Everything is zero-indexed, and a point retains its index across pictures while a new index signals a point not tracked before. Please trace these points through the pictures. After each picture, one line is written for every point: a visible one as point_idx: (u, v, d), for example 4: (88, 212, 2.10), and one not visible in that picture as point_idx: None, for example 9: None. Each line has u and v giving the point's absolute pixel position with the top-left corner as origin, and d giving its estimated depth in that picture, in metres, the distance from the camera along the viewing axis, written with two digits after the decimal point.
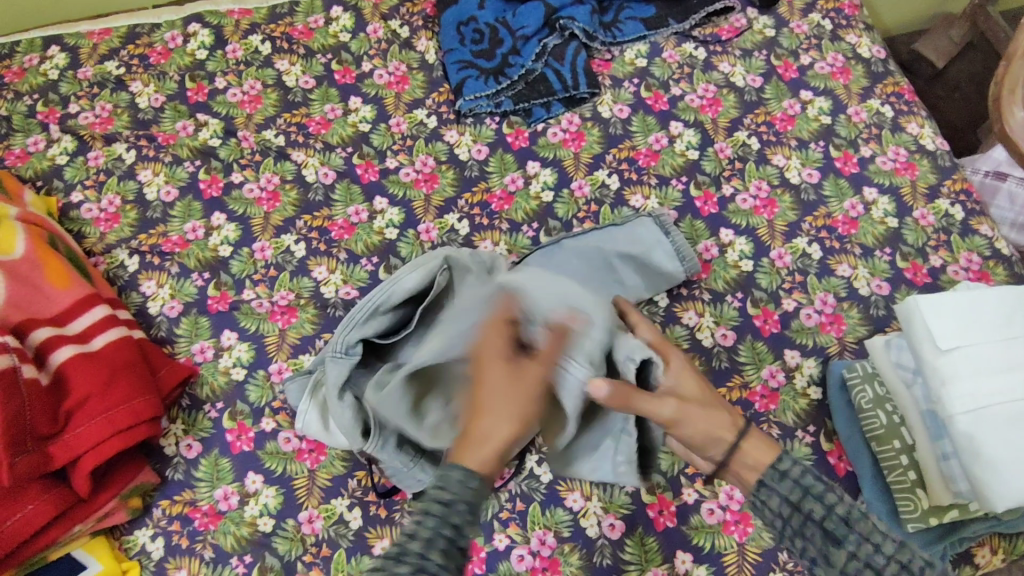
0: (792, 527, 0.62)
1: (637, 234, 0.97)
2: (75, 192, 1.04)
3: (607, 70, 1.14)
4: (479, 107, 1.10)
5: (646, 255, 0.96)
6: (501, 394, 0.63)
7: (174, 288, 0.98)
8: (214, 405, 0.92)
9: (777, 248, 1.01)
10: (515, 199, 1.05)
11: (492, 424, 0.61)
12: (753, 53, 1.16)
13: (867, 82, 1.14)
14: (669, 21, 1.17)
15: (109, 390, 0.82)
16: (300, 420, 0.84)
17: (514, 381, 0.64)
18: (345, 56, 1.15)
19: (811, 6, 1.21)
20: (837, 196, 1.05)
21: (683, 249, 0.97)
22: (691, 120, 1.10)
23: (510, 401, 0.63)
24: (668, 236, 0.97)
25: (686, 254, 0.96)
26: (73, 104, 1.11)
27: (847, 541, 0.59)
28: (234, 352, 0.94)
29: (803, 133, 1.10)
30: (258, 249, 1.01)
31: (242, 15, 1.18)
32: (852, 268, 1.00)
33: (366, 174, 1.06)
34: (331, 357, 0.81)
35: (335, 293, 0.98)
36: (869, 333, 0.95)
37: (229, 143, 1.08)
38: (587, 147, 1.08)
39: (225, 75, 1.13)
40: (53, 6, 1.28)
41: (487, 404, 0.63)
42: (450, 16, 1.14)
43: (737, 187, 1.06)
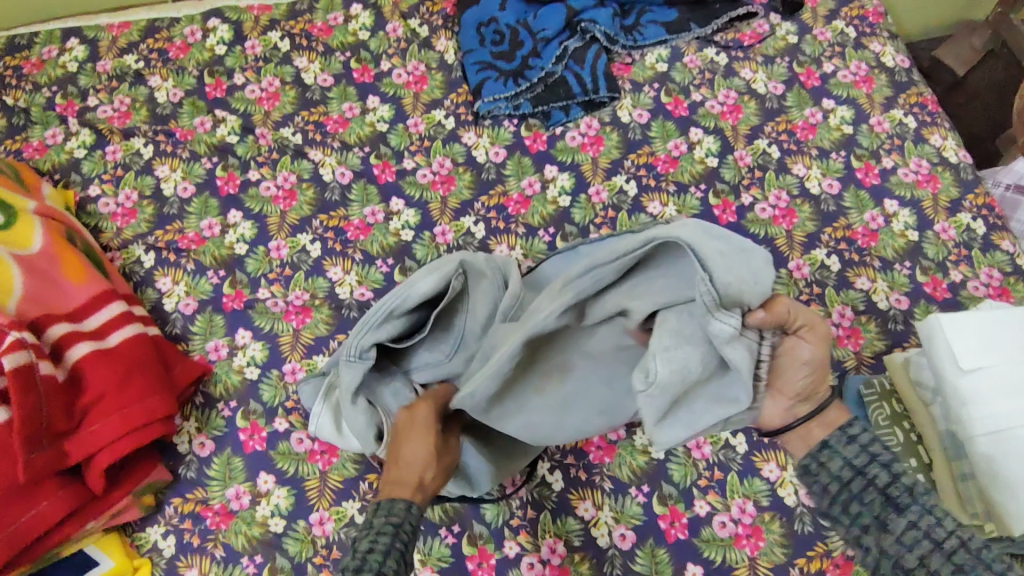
0: (840, 501, 0.60)
1: None
2: (93, 186, 1.05)
3: (628, 74, 1.13)
4: (497, 109, 1.09)
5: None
6: (420, 435, 0.69)
7: (190, 286, 0.98)
8: (227, 404, 0.91)
9: (795, 259, 1.00)
10: (532, 203, 1.04)
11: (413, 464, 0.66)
12: (775, 60, 1.15)
13: (890, 92, 1.13)
14: (691, 25, 1.15)
15: (124, 389, 0.82)
16: (312, 423, 0.83)
17: (427, 429, 0.70)
18: (364, 55, 1.14)
19: (835, 13, 1.19)
20: (857, 207, 1.04)
21: None
22: (711, 127, 1.09)
23: (427, 445, 0.68)
24: None
25: None
26: (92, 97, 1.11)
27: (909, 511, 0.55)
28: (248, 351, 0.94)
29: (823, 142, 1.08)
30: (274, 248, 1.01)
31: (262, 11, 1.18)
32: (871, 281, 0.99)
33: (383, 175, 1.06)
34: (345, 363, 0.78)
35: (350, 293, 0.98)
36: (887, 347, 0.94)
37: (247, 140, 1.08)
38: (605, 152, 1.07)
39: (244, 71, 1.13)
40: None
41: (400, 450, 0.68)
42: (470, 16, 1.13)
43: (756, 196, 1.05)
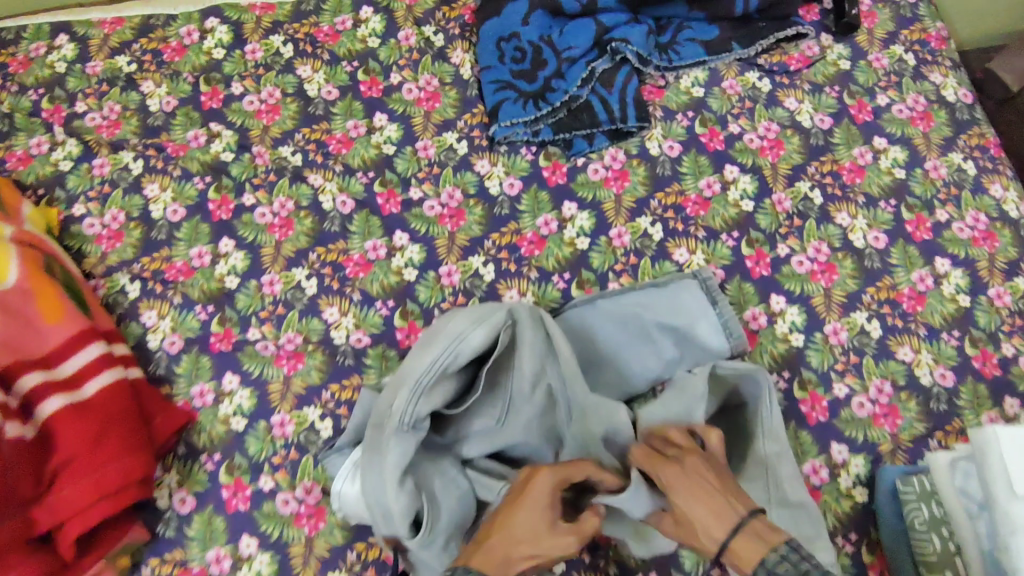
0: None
1: (682, 303, 0.88)
2: (78, 204, 0.97)
3: (660, 99, 1.03)
4: (514, 135, 0.99)
5: (688, 332, 0.87)
6: (536, 507, 0.65)
7: (176, 321, 0.92)
8: (211, 456, 0.86)
9: (832, 322, 0.91)
10: (547, 244, 0.96)
11: (527, 527, 0.64)
12: (824, 89, 1.03)
13: (950, 131, 1.01)
14: (733, 45, 1.04)
15: (97, 449, 0.77)
16: (337, 494, 0.77)
17: (545, 503, 0.66)
18: (372, 65, 1.05)
19: (894, 35, 1.07)
20: (905, 265, 0.94)
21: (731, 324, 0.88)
22: (748, 165, 0.99)
23: (541, 517, 0.65)
24: (716, 308, 0.88)
25: (733, 329, 0.87)
26: (80, 102, 1.03)
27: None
28: (235, 398, 0.88)
29: (872, 187, 0.98)
30: (266, 282, 0.94)
31: (264, 10, 1.08)
32: (914, 352, 0.90)
33: (386, 205, 0.97)
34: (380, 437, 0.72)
35: (345, 338, 0.91)
36: (926, 431, 0.87)
37: (242, 159, 1.00)
38: (630, 189, 0.98)
39: (242, 79, 1.04)
40: None
41: (511, 521, 0.65)
42: (490, 29, 1.03)
43: (793, 247, 0.95)
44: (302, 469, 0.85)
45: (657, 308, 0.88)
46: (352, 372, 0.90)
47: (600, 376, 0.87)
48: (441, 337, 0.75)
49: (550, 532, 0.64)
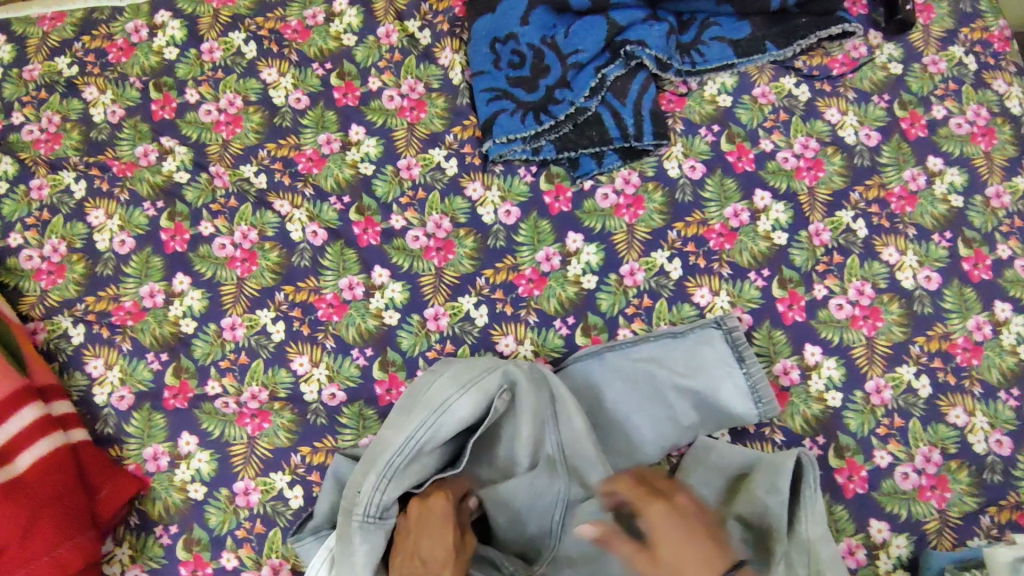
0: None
1: (702, 360, 0.77)
2: (14, 233, 0.85)
3: (680, 109, 0.89)
4: (511, 153, 0.86)
5: (711, 394, 0.76)
6: (439, 523, 0.63)
7: (125, 371, 0.81)
8: (167, 528, 0.77)
9: (875, 378, 0.80)
10: (548, 282, 0.83)
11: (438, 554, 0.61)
12: (871, 98, 0.89)
13: (1015, 151, 0.87)
14: (766, 45, 0.89)
15: (28, 538, 0.68)
16: None
17: (441, 516, 0.63)
18: (348, 68, 0.91)
19: (953, 33, 0.92)
20: (960, 310, 0.82)
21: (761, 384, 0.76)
22: (781, 189, 0.86)
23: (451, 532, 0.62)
24: (743, 367, 0.76)
25: (763, 394, 0.75)
26: (16, 112, 0.90)
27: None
28: (193, 463, 0.78)
29: (924, 218, 0.85)
30: (227, 327, 0.82)
31: (223, 2, 0.94)
32: (967, 415, 0.78)
33: (364, 235, 0.85)
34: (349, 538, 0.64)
35: (317, 393, 0.80)
36: (978, 507, 0.76)
37: (199, 180, 0.87)
38: (645, 218, 0.85)
39: (198, 85, 0.90)
40: None
41: (417, 547, 0.62)
42: (482, 28, 0.89)
43: (832, 288, 0.83)
44: (269, 544, 0.76)
45: (676, 366, 0.77)
46: (325, 432, 0.79)
47: (610, 444, 0.76)
48: (422, 406, 0.68)
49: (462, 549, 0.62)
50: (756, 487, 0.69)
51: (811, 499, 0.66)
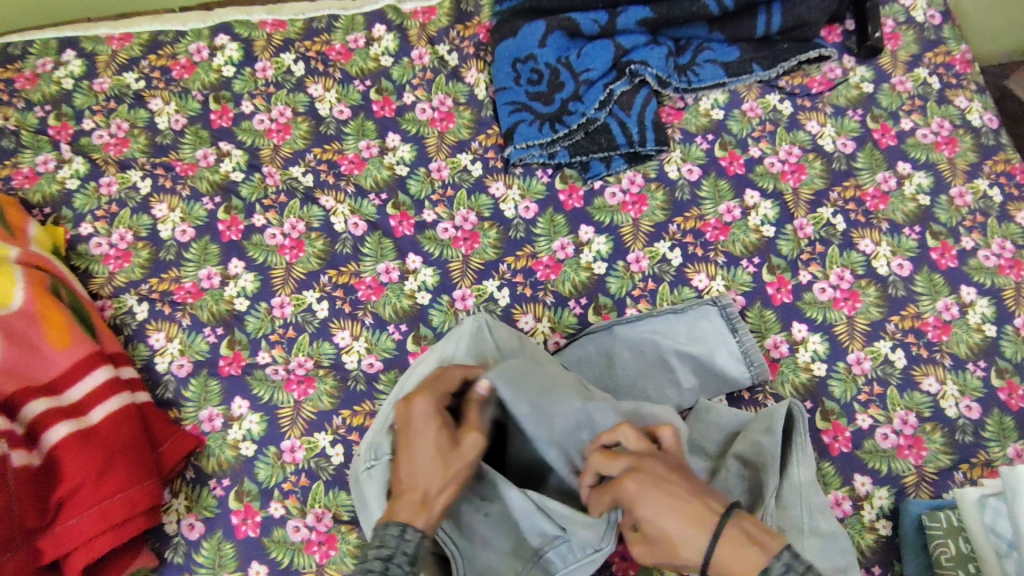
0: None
1: (700, 330, 0.87)
2: (84, 223, 0.95)
3: (678, 121, 1.01)
4: (530, 157, 0.98)
5: (706, 357, 0.85)
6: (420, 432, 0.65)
7: (184, 344, 0.90)
8: (219, 482, 0.86)
9: (856, 351, 0.90)
10: (563, 268, 0.94)
11: (423, 466, 0.64)
12: (846, 112, 1.01)
13: (975, 157, 0.99)
14: (754, 66, 1.02)
15: (103, 479, 0.75)
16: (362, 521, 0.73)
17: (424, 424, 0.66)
18: (385, 84, 1.03)
19: (918, 58, 1.05)
20: (930, 293, 0.92)
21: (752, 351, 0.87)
22: (769, 190, 0.97)
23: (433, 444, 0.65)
24: (735, 335, 0.86)
25: (754, 358, 0.85)
26: (87, 119, 1.01)
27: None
28: (244, 424, 0.88)
29: (896, 214, 0.96)
30: (277, 305, 0.92)
31: (276, 27, 1.06)
32: (939, 383, 0.89)
33: (400, 227, 0.95)
34: (364, 469, 0.71)
35: (357, 363, 0.90)
36: (951, 463, 0.85)
37: (253, 179, 0.98)
38: (649, 213, 0.96)
39: (252, 98, 1.02)
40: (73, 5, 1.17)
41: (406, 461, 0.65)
42: (505, 50, 1.01)
43: (816, 274, 0.93)
44: (312, 495, 0.85)
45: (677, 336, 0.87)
46: (364, 397, 0.88)
47: None
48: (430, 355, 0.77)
49: (448, 451, 0.64)
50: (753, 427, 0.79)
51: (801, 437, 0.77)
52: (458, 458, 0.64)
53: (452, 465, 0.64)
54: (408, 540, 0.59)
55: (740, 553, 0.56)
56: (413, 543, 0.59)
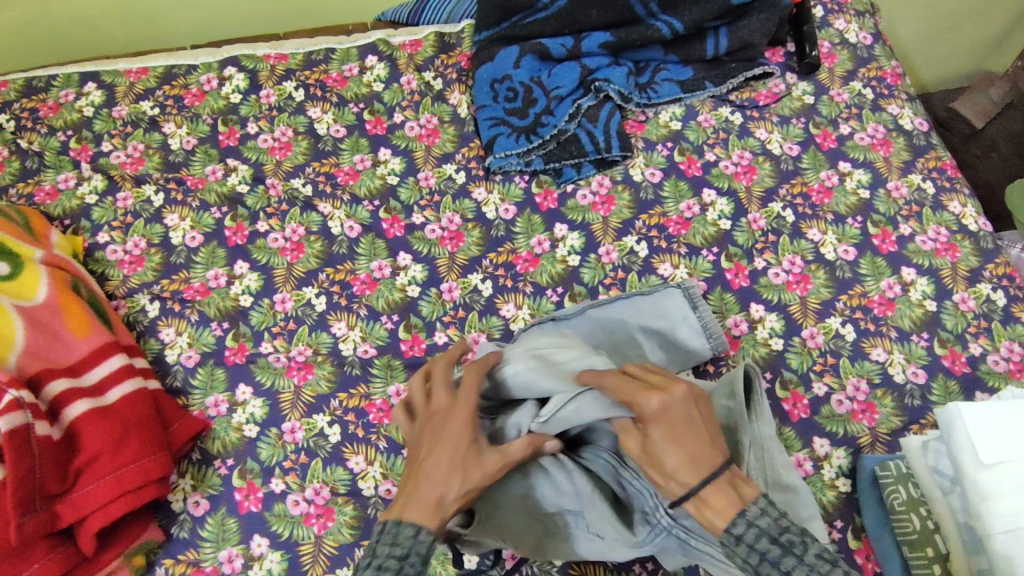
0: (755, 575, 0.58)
1: (664, 308, 0.94)
2: (101, 232, 1.04)
3: (641, 132, 1.12)
4: (508, 165, 1.08)
5: (669, 332, 0.93)
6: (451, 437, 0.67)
7: (192, 337, 0.98)
8: (224, 461, 0.91)
9: (809, 327, 0.98)
10: (541, 261, 1.03)
11: (437, 475, 0.65)
12: (791, 121, 1.14)
13: (909, 155, 1.11)
14: (706, 83, 1.15)
15: (119, 450, 0.82)
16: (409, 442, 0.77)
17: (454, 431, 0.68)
18: (377, 106, 1.14)
19: (852, 73, 1.18)
20: (874, 275, 1.02)
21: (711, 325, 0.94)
22: (724, 188, 1.08)
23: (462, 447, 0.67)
24: (696, 311, 0.94)
25: (713, 331, 0.93)
26: (106, 142, 1.12)
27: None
28: (248, 408, 0.93)
29: (839, 207, 1.06)
30: (278, 301, 1.00)
31: (278, 60, 1.19)
32: (887, 353, 0.96)
33: (391, 229, 1.05)
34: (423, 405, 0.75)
35: (353, 350, 0.97)
36: (903, 424, 0.92)
37: (257, 190, 1.07)
38: (617, 212, 1.06)
39: (257, 120, 1.13)
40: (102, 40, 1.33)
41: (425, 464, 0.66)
42: (485, 72, 1.13)
43: (770, 260, 1.03)
44: (311, 471, 0.89)
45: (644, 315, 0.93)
46: (359, 381, 0.95)
47: None
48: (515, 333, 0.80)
49: (474, 464, 0.66)
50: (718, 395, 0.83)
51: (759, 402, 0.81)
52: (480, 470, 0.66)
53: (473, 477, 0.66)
54: (422, 541, 0.61)
55: (715, 502, 0.61)
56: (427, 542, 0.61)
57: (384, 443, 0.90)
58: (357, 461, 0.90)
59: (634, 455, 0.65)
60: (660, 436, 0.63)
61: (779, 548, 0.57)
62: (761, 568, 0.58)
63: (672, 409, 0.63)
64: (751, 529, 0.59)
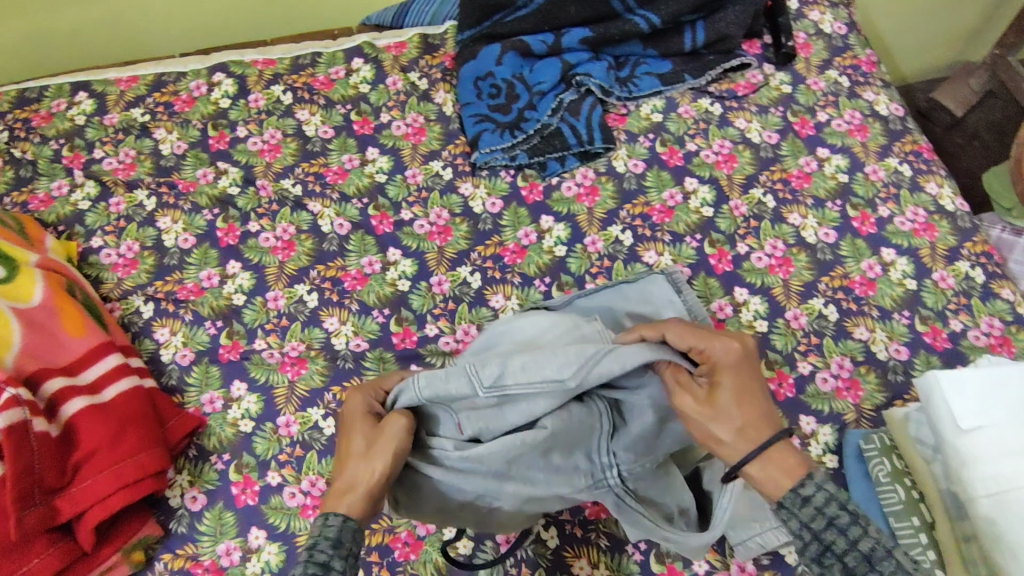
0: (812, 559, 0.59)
1: (648, 293, 0.92)
2: (95, 237, 1.06)
3: (622, 124, 1.15)
4: (494, 160, 1.10)
5: (656, 315, 0.92)
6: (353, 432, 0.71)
7: (187, 336, 0.99)
8: (220, 456, 0.91)
9: (793, 309, 1.00)
10: (528, 253, 1.04)
11: (354, 466, 0.68)
12: (769, 110, 1.16)
13: (885, 140, 1.13)
14: (686, 76, 1.17)
15: (117, 443, 0.83)
16: None
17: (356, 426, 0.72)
18: (364, 107, 1.17)
19: (828, 63, 1.21)
20: (854, 256, 1.04)
21: (695, 307, 0.91)
22: (706, 177, 1.10)
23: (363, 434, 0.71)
24: (681, 294, 0.91)
25: (698, 313, 0.91)
26: (98, 149, 1.14)
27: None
28: (243, 404, 0.94)
29: (818, 191, 1.09)
30: (271, 299, 1.01)
31: (266, 65, 1.21)
32: (869, 331, 0.98)
33: (380, 225, 1.07)
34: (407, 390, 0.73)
35: (345, 344, 0.98)
36: (887, 400, 0.93)
37: (247, 192, 1.10)
38: (601, 202, 1.08)
39: (246, 124, 1.16)
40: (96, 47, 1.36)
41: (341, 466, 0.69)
42: (468, 70, 1.16)
43: (752, 245, 1.05)
44: (307, 464, 0.90)
45: (631, 300, 0.93)
46: (352, 374, 0.96)
47: None
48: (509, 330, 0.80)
49: (372, 445, 0.69)
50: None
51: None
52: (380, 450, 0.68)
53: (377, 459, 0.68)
54: (331, 526, 0.63)
55: (785, 460, 0.66)
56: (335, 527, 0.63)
57: None
58: None
59: (689, 410, 0.69)
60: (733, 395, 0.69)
61: (849, 515, 0.59)
62: (827, 534, 0.59)
63: (737, 371, 0.70)
64: (820, 492, 0.62)
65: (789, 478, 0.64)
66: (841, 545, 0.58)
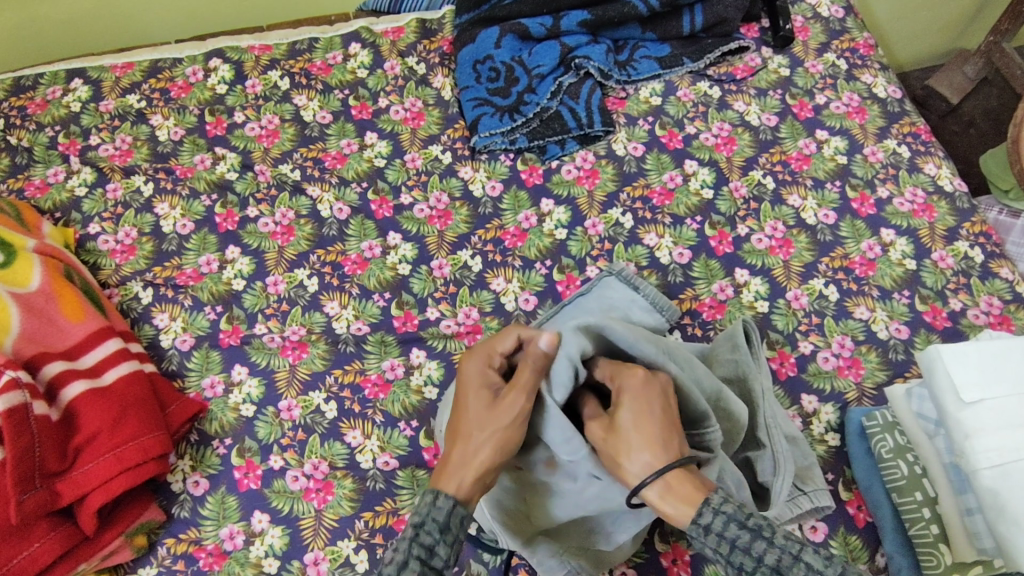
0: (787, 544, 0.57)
1: (607, 300, 0.92)
2: (92, 223, 1.05)
3: (622, 108, 1.15)
4: (494, 144, 1.10)
5: (623, 318, 0.90)
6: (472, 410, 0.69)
7: (187, 322, 0.98)
8: (222, 441, 0.91)
9: (793, 289, 1.00)
10: (529, 236, 1.04)
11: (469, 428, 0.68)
12: (767, 93, 1.16)
13: (883, 122, 1.14)
14: (684, 59, 1.17)
15: (118, 427, 0.83)
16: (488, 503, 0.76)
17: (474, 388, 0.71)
18: (362, 92, 1.17)
19: (826, 45, 1.21)
20: (854, 237, 1.04)
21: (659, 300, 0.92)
22: (705, 159, 1.10)
23: (482, 400, 0.70)
24: (639, 291, 0.92)
25: (662, 304, 0.91)
26: (94, 136, 1.13)
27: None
28: (244, 388, 0.94)
29: (818, 172, 1.09)
30: (271, 283, 1.01)
31: (262, 51, 1.21)
32: (869, 311, 0.98)
33: (380, 210, 1.06)
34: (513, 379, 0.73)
35: (346, 328, 0.98)
36: (888, 377, 0.93)
37: (246, 177, 1.09)
38: (601, 185, 1.08)
39: (244, 110, 1.15)
40: (88, 34, 1.35)
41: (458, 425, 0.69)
42: (467, 54, 1.15)
43: (752, 227, 1.05)
44: (309, 447, 0.90)
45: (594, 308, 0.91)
46: (354, 358, 0.95)
47: None
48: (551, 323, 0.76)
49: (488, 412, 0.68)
50: (719, 352, 0.82)
51: (755, 366, 0.78)
52: (502, 416, 0.67)
53: (497, 417, 0.67)
54: (439, 507, 0.62)
55: (682, 488, 0.61)
56: (445, 510, 0.62)
57: (380, 417, 0.91)
58: (354, 435, 0.90)
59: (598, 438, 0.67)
60: (627, 417, 0.65)
61: None
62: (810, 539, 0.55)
63: (644, 394, 0.66)
64: (721, 517, 0.58)
65: (688, 512, 0.60)
66: (749, 565, 0.56)
